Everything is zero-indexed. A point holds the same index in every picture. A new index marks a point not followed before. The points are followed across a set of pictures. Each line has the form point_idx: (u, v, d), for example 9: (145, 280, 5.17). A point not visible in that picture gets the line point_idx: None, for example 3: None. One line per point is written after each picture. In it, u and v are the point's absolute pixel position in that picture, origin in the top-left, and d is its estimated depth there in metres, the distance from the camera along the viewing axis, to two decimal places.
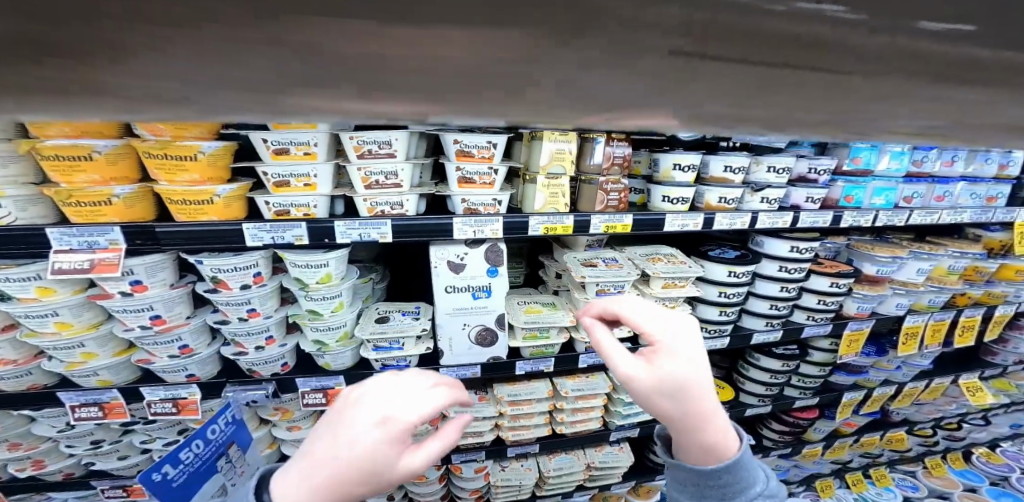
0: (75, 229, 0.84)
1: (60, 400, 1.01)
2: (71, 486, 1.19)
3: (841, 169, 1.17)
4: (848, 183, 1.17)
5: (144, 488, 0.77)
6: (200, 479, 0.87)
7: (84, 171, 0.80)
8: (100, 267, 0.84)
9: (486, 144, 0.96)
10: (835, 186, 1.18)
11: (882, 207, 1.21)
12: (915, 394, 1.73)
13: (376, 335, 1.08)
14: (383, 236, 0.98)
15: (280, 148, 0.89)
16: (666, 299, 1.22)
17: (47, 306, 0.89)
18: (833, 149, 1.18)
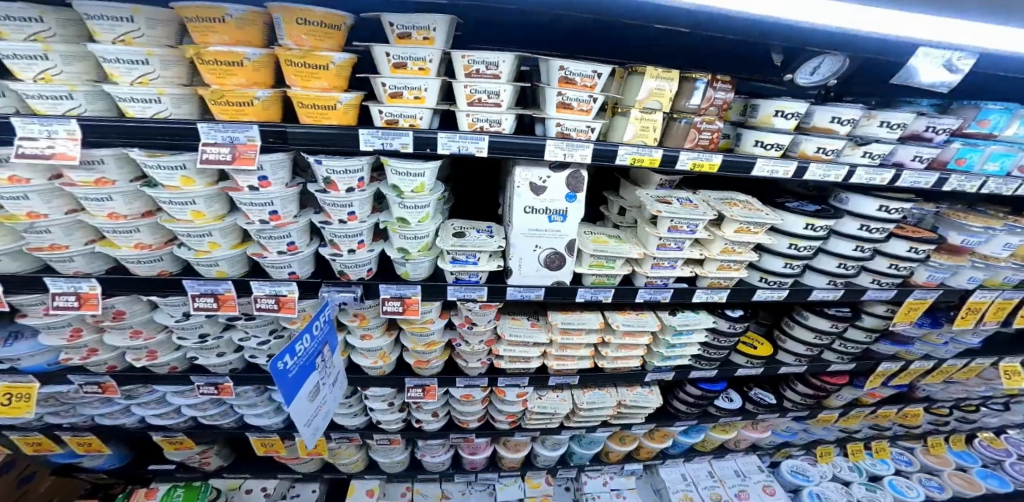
0: (220, 125, 0.83)
1: (184, 288, 1.05)
2: (174, 379, 1.29)
3: (961, 130, 1.08)
4: (966, 144, 1.08)
5: (272, 374, 0.83)
6: (306, 373, 0.95)
7: (235, 76, 0.81)
8: (241, 161, 0.84)
9: (591, 73, 0.92)
10: (949, 147, 1.09)
11: (994, 174, 1.12)
12: (949, 370, 1.77)
13: (455, 248, 1.12)
14: (480, 151, 0.97)
15: (400, 62, 0.88)
16: (737, 244, 1.22)
17: (187, 194, 0.91)
18: (955, 109, 1.10)
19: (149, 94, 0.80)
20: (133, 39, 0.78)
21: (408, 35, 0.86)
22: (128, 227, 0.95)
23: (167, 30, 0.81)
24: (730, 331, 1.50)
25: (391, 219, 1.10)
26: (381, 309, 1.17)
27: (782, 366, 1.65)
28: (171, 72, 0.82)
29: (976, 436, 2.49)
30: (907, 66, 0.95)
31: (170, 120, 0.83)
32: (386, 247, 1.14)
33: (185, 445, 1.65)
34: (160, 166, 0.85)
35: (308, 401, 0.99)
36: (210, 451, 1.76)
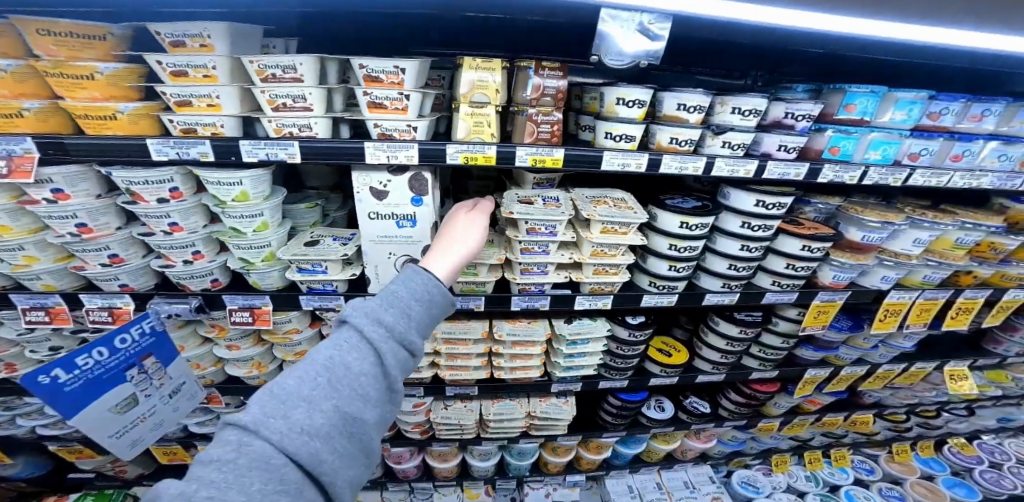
0: None
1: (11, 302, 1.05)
2: None
3: (831, 116, 0.98)
4: (838, 132, 0.98)
5: (33, 388, 0.84)
6: (102, 384, 0.95)
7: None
8: (15, 173, 0.84)
9: (394, 69, 0.85)
10: (819, 135, 1.00)
11: (876, 163, 1.01)
12: (889, 376, 1.67)
13: (297, 257, 1.07)
14: (292, 157, 0.91)
15: (177, 70, 0.83)
16: (607, 246, 1.13)
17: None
18: (827, 94, 0.98)
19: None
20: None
21: (182, 43, 0.81)
22: None
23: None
24: (631, 339, 1.40)
25: (225, 229, 1.06)
26: (231, 319, 1.13)
27: (698, 375, 1.55)
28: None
29: (945, 442, 2.34)
30: (597, 33, 0.76)
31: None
32: (228, 258, 1.10)
33: (87, 454, 1.61)
34: None
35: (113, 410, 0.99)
36: (123, 461, 1.70)
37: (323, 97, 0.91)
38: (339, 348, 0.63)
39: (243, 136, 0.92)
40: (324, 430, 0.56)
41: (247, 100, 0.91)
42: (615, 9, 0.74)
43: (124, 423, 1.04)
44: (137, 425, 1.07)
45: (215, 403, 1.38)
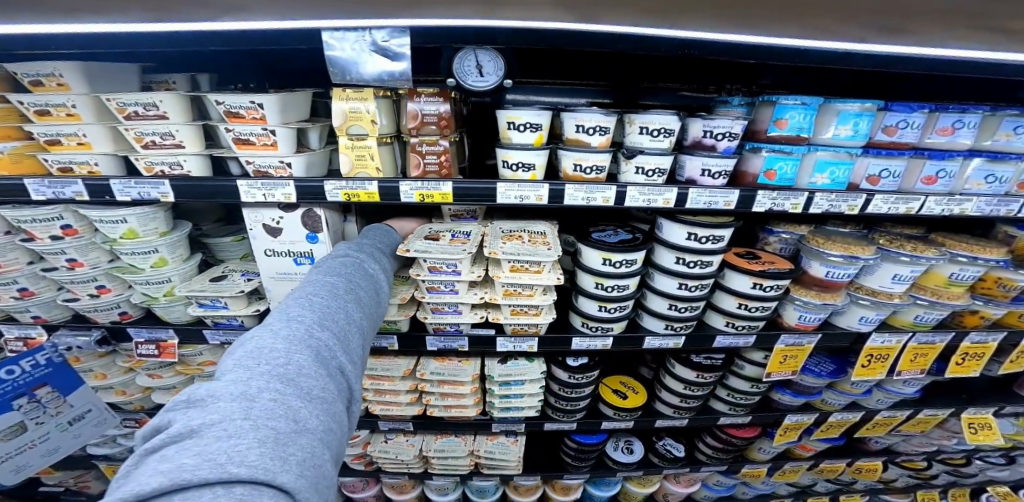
0: None
1: None
2: None
3: (762, 134, 0.81)
4: (773, 153, 0.80)
5: None
6: None
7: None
8: None
9: (252, 104, 0.80)
10: (754, 156, 0.82)
11: (826, 188, 0.83)
12: (892, 423, 1.44)
13: (194, 293, 1.02)
14: (166, 196, 0.87)
15: (41, 109, 0.81)
16: (521, 285, 1.01)
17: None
18: (759, 107, 0.81)
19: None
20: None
21: (40, 83, 0.79)
22: None
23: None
24: (573, 382, 1.28)
25: (126, 264, 1.01)
26: (135, 352, 1.08)
27: (657, 419, 1.40)
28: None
29: (983, 488, 1.94)
30: (328, 59, 0.70)
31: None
32: (135, 293, 1.05)
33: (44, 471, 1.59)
34: None
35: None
36: (87, 477, 1.63)
37: (198, 133, 0.86)
38: (308, 293, 0.65)
39: (122, 174, 0.89)
40: (357, 338, 0.64)
41: (121, 139, 0.88)
42: (337, 31, 0.67)
43: (11, 449, 1.02)
44: (25, 451, 1.05)
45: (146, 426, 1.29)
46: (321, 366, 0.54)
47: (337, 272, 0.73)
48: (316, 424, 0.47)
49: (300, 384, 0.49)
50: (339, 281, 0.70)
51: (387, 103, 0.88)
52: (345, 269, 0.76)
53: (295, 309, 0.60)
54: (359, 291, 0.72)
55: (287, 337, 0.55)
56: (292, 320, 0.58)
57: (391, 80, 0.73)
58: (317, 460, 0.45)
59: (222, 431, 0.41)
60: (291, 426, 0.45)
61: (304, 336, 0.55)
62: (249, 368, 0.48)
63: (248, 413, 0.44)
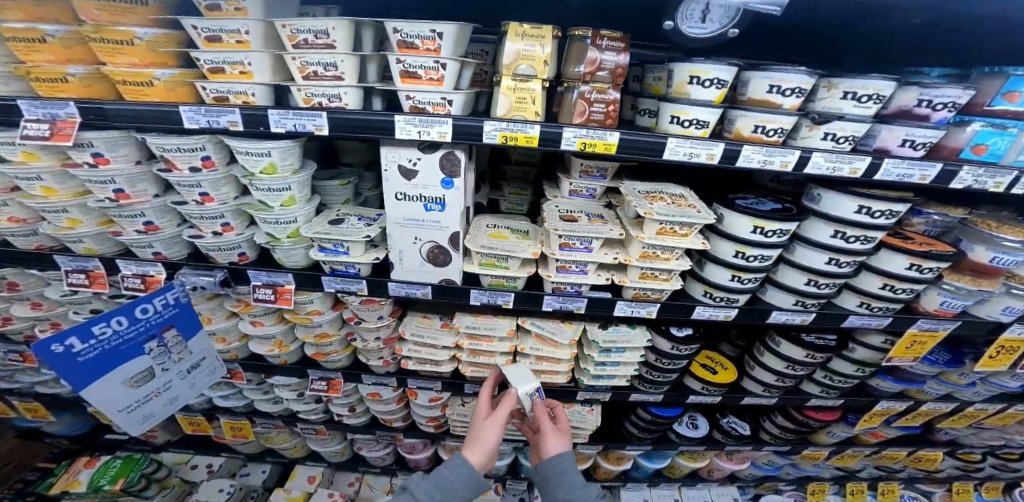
0: (39, 101, 0.82)
1: (57, 263, 1.04)
2: None
3: (981, 106, 0.83)
4: (988, 125, 0.80)
5: (42, 356, 0.75)
6: (119, 356, 0.88)
7: (41, 52, 0.81)
8: (57, 136, 0.81)
9: (431, 33, 0.76)
10: (963, 128, 0.82)
11: None
12: (979, 416, 1.44)
13: (319, 236, 0.98)
14: (320, 129, 0.83)
15: (212, 35, 0.77)
16: (660, 248, 0.99)
17: (30, 170, 0.89)
18: (976, 80, 0.84)
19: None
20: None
21: (217, 8, 0.76)
22: None
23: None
24: (675, 353, 1.26)
25: (254, 202, 0.98)
26: (252, 296, 1.07)
27: (746, 396, 1.39)
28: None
29: (1017, 483, 1.77)
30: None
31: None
32: (257, 232, 1.03)
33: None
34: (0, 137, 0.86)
35: (126, 387, 0.93)
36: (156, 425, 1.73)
37: (356, 66, 0.82)
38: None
39: (274, 106, 0.85)
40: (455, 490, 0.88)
41: (280, 70, 0.84)
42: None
43: (139, 397, 0.97)
44: (151, 401, 1.00)
45: (236, 378, 1.37)
46: None
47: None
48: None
49: None
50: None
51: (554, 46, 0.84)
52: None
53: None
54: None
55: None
56: None
57: (754, 9, 0.62)
58: None
59: None
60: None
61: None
62: None
63: None
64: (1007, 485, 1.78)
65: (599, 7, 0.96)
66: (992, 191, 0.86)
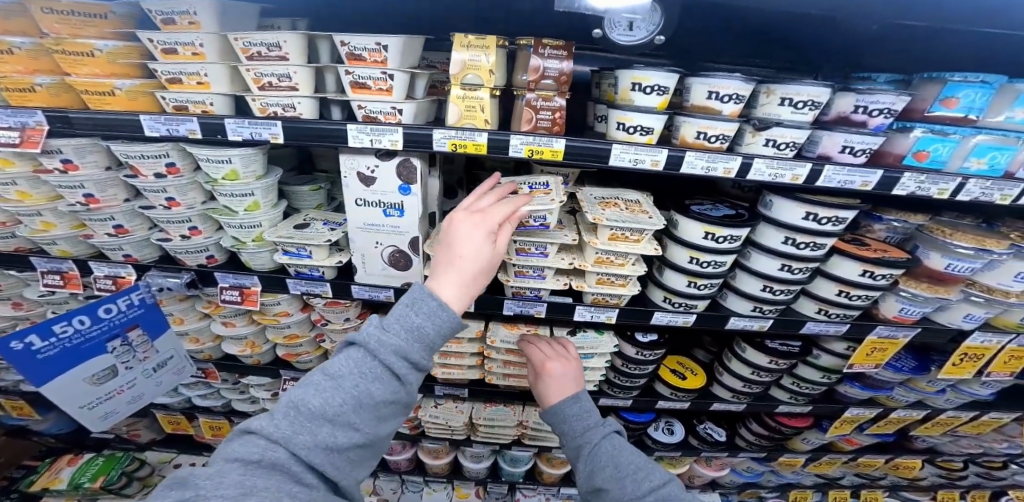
0: (9, 109, 0.84)
1: (32, 265, 1.06)
2: None
3: (922, 113, 0.83)
4: (929, 132, 0.82)
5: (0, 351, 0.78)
6: (79, 354, 0.90)
7: (9, 63, 0.83)
8: (26, 142, 0.83)
9: (376, 46, 0.78)
10: (905, 134, 0.83)
11: (979, 174, 0.85)
12: (952, 423, 1.44)
13: (282, 240, 1.01)
14: (277, 137, 0.86)
15: (168, 47, 0.80)
16: (614, 254, 1.00)
17: (5, 174, 0.92)
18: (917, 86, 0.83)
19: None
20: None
21: (173, 21, 0.78)
22: None
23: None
24: (641, 358, 1.27)
25: (220, 207, 1.01)
26: (220, 298, 1.10)
27: (715, 403, 1.40)
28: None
29: (1002, 491, 1.75)
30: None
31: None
32: (224, 236, 1.06)
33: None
34: None
35: (87, 384, 0.96)
36: (138, 425, 1.77)
37: (311, 77, 0.85)
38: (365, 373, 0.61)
39: (233, 115, 0.87)
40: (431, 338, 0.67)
41: (238, 80, 0.87)
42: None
43: (101, 394, 1.00)
44: (113, 398, 1.03)
45: (210, 378, 1.40)
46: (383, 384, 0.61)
47: (399, 342, 0.63)
48: (314, 500, 0.54)
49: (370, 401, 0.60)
50: (397, 364, 0.62)
51: (502, 55, 0.85)
52: (412, 335, 0.64)
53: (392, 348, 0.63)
54: (415, 366, 0.64)
55: (315, 416, 0.57)
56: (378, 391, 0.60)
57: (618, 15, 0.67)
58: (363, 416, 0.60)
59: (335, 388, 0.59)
60: (288, 495, 0.51)
61: (330, 419, 0.58)
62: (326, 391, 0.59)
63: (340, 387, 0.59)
64: (992, 494, 1.76)
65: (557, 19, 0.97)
66: (940, 197, 0.87)
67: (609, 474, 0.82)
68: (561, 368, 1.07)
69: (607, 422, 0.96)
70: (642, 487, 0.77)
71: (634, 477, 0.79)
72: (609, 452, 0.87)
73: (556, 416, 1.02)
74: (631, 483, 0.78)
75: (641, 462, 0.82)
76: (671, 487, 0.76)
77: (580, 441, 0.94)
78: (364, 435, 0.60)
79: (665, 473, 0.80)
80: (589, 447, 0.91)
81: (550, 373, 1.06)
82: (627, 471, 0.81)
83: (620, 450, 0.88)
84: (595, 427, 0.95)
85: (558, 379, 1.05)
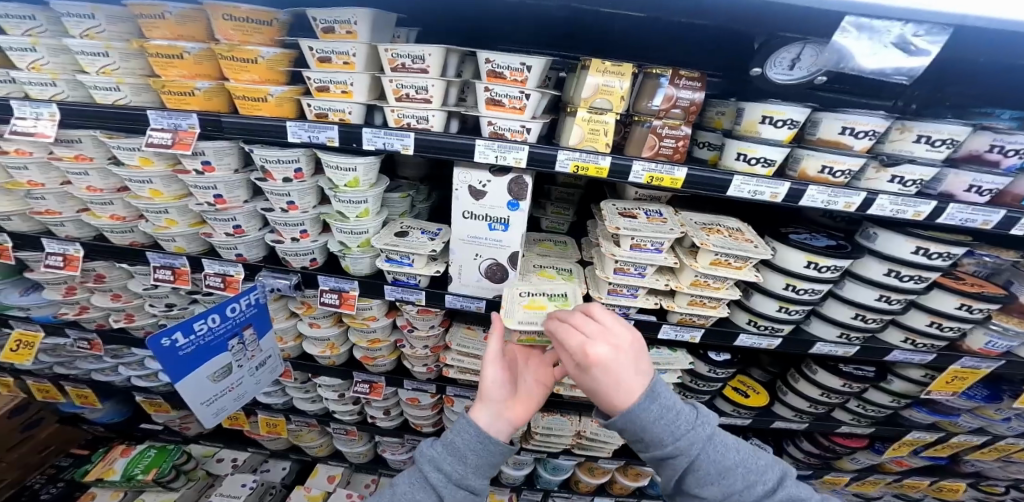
0: (166, 112, 0.91)
1: (147, 259, 1.12)
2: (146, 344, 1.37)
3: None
4: None
5: (154, 349, 0.85)
6: (210, 351, 0.96)
7: (177, 67, 0.89)
8: (178, 144, 0.89)
9: (520, 66, 0.82)
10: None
11: None
12: (1009, 449, 1.46)
13: (388, 247, 1.04)
14: (407, 148, 0.90)
15: (324, 56, 0.85)
16: (712, 277, 1.03)
17: (143, 173, 0.97)
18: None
19: (110, 83, 0.92)
20: (95, 33, 0.90)
21: (332, 30, 0.84)
22: (103, 200, 1.07)
23: (128, 26, 0.92)
24: (712, 376, 1.29)
25: (332, 212, 1.05)
26: (318, 300, 1.13)
27: (777, 421, 1.40)
28: (131, 64, 0.93)
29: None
30: (832, 44, 0.65)
31: (127, 106, 0.94)
32: (330, 240, 1.09)
33: (163, 409, 1.68)
34: (121, 145, 0.94)
35: (209, 381, 1.00)
36: (189, 418, 1.77)
37: (443, 91, 0.89)
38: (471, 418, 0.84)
39: (366, 124, 0.92)
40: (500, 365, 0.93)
41: (373, 90, 0.91)
42: (866, 18, 0.63)
43: (217, 391, 1.04)
44: (226, 395, 1.07)
45: (285, 377, 1.43)
46: (485, 410, 0.86)
47: (486, 383, 0.90)
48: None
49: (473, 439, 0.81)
50: (487, 396, 0.88)
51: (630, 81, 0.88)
52: (491, 378, 0.91)
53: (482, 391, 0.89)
54: (499, 396, 0.88)
55: (444, 452, 0.81)
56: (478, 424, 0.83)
57: (890, 78, 0.65)
58: (472, 447, 0.81)
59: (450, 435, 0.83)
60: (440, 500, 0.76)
61: (453, 455, 0.81)
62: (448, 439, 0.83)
63: (455, 432, 0.83)
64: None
65: (675, 31, 1.00)
66: None
67: (714, 484, 0.69)
68: (613, 350, 0.69)
69: (700, 416, 0.72)
70: (757, 494, 0.69)
71: (745, 479, 0.69)
72: (713, 459, 0.69)
73: (631, 422, 0.68)
74: (744, 492, 0.68)
75: (743, 461, 0.70)
76: (789, 488, 0.70)
77: (676, 452, 0.68)
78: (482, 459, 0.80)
79: (774, 467, 0.73)
80: (688, 460, 0.69)
81: (603, 362, 0.68)
82: (736, 475, 0.69)
83: (724, 452, 0.70)
84: (695, 431, 0.69)
85: (615, 369, 0.68)
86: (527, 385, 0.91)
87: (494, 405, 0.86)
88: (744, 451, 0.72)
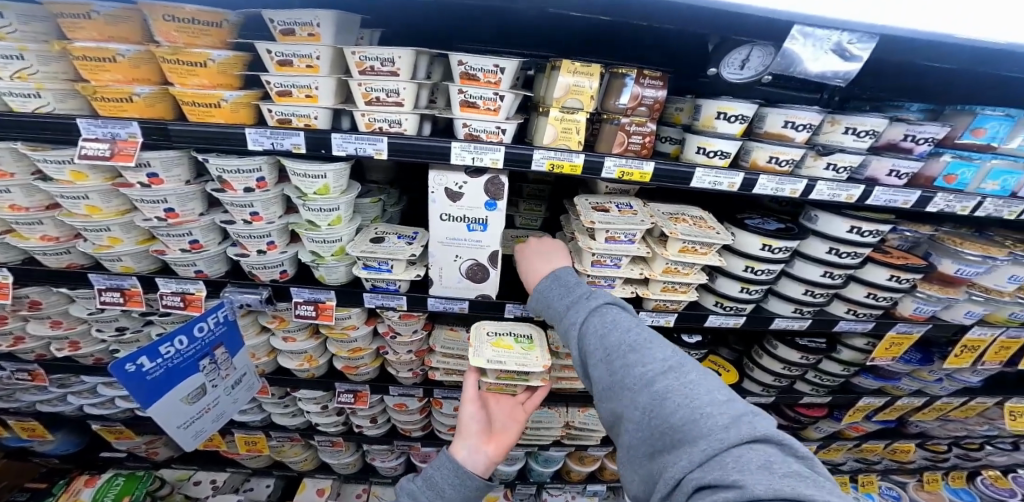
0: (100, 121, 0.84)
1: (89, 281, 1.04)
2: (98, 371, 1.28)
3: (953, 140, 0.98)
4: (956, 158, 0.97)
5: (117, 376, 0.81)
6: (180, 373, 0.92)
7: (109, 72, 0.82)
8: (118, 156, 0.84)
9: (493, 68, 0.83)
10: (936, 160, 0.99)
11: (994, 194, 1.01)
12: (946, 408, 1.65)
13: (365, 254, 1.03)
14: (380, 153, 0.89)
15: (285, 59, 0.82)
16: (681, 264, 1.09)
17: (76, 189, 0.90)
18: (950, 116, 0.97)
19: (28, 89, 0.83)
20: (6, 34, 0.81)
21: (292, 32, 0.81)
22: (31, 219, 0.97)
23: (44, 26, 0.85)
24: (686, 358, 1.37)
25: (301, 221, 1.02)
26: (293, 313, 1.10)
27: (747, 396, 1.50)
28: (52, 68, 0.86)
29: (977, 472, 1.97)
30: (782, 50, 0.73)
31: (51, 114, 0.86)
32: (301, 251, 1.06)
33: (126, 436, 1.58)
34: (46, 159, 0.86)
35: (183, 404, 0.97)
36: (156, 443, 1.67)
37: (415, 93, 0.89)
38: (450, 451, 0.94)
39: (334, 130, 0.90)
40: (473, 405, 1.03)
41: (339, 94, 0.89)
42: (809, 27, 0.71)
43: (193, 414, 1.00)
44: (203, 416, 1.03)
45: (261, 394, 1.38)
46: (461, 446, 0.96)
47: (463, 423, 1.00)
48: None
49: (451, 470, 0.91)
50: (464, 432, 0.98)
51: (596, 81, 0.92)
52: (468, 418, 1.01)
53: (460, 429, 0.99)
54: (474, 434, 0.98)
55: (426, 483, 0.90)
56: (454, 456, 0.93)
57: (830, 81, 0.76)
58: (449, 479, 0.90)
59: (432, 467, 0.93)
60: None
61: (434, 488, 0.89)
62: (430, 470, 0.92)
63: (435, 464, 0.93)
64: (969, 474, 1.97)
65: (639, 38, 1.05)
66: (962, 213, 1.02)
67: (598, 357, 0.71)
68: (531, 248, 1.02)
69: (596, 296, 0.80)
70: (709, 417, 0.55)
71: (695, 402, 0.58)
72: (597, 331, 0.73)
73: (540, 299, 0.89)
74: (624, 364, 0.67)
75: (634, 342, 0.69)
76: (755, 423, 0.54)
77: (624, 362, 0.67)
78: (459, 491, 0.90)
79: (666, 353, 0.66)
80: (637, 371, 0.65)
81: (526, 256, 1.00)
82: (617, 349, 0.69)
83: (609, 326, 0.73)
84: (579, 303, 0.80)
85: (540, 256, 0.99)
86: (501, 420, 1.01)
87: (471, 439, 0.97)
88: (637, 333, 0.71)
